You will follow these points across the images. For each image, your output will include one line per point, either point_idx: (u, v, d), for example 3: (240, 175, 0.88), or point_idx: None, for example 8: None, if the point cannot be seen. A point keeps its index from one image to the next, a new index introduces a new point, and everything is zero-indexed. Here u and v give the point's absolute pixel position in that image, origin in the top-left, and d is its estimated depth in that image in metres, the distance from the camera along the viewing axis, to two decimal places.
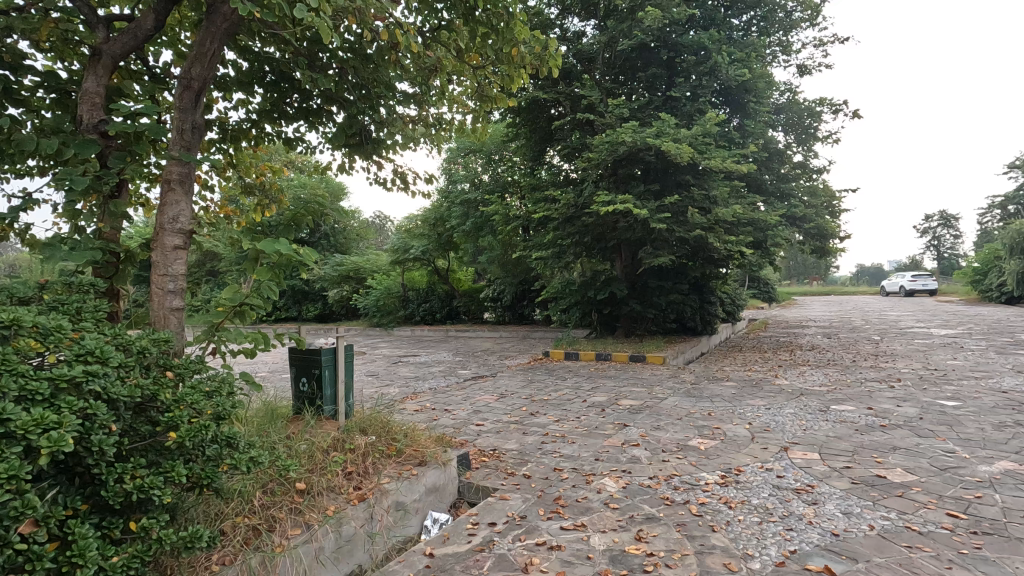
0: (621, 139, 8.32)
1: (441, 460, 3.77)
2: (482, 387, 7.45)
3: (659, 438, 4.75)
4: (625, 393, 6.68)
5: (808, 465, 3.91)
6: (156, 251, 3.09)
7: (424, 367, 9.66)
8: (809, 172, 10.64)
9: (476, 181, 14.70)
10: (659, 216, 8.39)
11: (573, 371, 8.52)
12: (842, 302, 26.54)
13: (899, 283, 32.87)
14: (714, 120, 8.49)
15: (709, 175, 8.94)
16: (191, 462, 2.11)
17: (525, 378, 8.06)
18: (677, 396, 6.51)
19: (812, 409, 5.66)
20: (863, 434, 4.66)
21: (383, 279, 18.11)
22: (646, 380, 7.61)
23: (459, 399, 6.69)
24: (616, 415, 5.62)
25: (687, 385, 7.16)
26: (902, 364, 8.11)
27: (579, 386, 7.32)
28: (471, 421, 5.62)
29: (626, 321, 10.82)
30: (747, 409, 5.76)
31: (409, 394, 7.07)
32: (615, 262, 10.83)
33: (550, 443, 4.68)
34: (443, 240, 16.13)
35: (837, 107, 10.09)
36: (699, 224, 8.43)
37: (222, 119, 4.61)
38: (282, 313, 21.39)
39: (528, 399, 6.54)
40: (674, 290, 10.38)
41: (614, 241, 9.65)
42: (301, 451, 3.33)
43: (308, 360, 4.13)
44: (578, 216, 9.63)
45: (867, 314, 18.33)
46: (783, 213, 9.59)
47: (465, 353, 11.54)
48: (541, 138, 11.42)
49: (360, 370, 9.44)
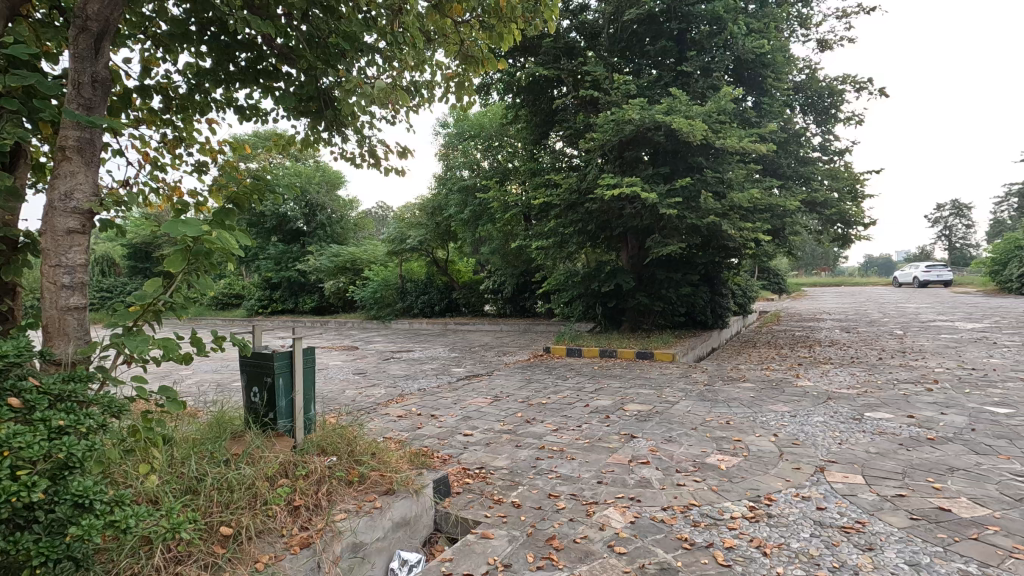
0: (627, 117, 7.65)
1: (412, 488, 3.14)
2: (475, 388, 6.85)
3: (672, 454, 4.11)
4: (632, 397, 6.06)
5: (853, 493, 3.27)
6: (45, 237, 2.45)
7: (416, 364, 9.06)
8: (830, 155, 9.90)
9: (475, 167, 14.04)
10: (669, 201, 7.71)
11: (575, 370, 7.90)
12: (856, 294, 25.70)
13: (913, 274, 31.90)
14: (729, 96, 7.79)
15: (723, 158, 8.25)
16: (27, 528, 1.54)
17: (522, 378, 7.44)
18: (690, 399, 5.88)
19: (844, 417, 5.02)
20: (910, 450, 4.02)
21: (381, 271, 17.54)
22: (655, 380, 6.98)
23: (449, 402, 6.09)
24: (622, 423, 5.00)
25: (700, 387, 6.52)
26: (935, 362, 7.44)
27: (581, 387, 6.70)
28: (459, 429, 5.02)
29: (631, 315, 10.16)
30: (770, 416, 5.13)
31: (395, 397, 6.47)
32: (620, 251, 10.16)
33: (546, 460, 4.06)
34: (442, 230, 15.50)
35: (862, 85, 9.27)
36: (713, 209, 7.74)
37: (165, 86, 3.95)
38: (278, 305, 20.90)
39: (524, 403, 5.93)
40: (684, 282, 9.70)
41: (620, 229, 8.98)
42: (236, 482, 2.73)
43: (258, 366, 3.51)
44: (581, 202, 8.99)
45: (884, 307, 17.58)
46: (802, 198, 8.89)
47: (462, 349, 10.93)
48: (543, 121, 10.73)
49: (348, 368, 8.87)
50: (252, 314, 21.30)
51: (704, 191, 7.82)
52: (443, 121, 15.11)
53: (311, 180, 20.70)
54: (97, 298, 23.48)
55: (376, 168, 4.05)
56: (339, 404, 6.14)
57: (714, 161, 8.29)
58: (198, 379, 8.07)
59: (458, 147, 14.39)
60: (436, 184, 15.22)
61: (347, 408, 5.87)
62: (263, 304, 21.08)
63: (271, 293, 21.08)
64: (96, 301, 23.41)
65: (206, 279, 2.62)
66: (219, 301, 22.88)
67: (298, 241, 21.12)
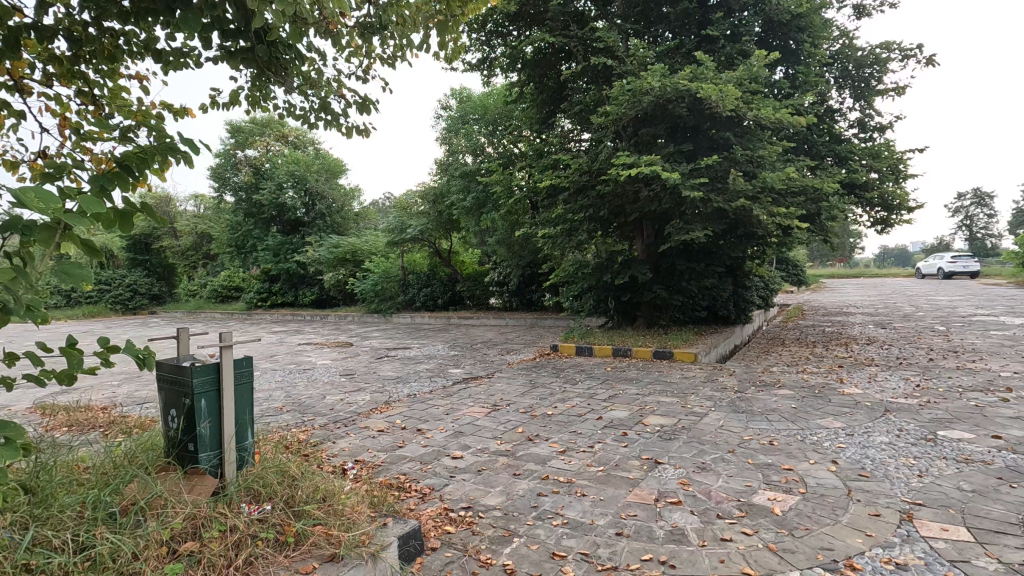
0: (646, 86, 6.76)
1: (366, 553, 2.32)
2: (472, 394, 6.03)
3: (709, 489, 3.26)
4: (651, 407, 5.22)
5: (965, 559, 2.42)
6: None
7: (411, 364, 8.28)
8: (869, 133, 8.91)
9: (479, 151, 13.16)
10: (692, 182, 6.82)
11: (585, 372, 7.07)
12: (880, 286, 24.54)
13: (938, 265, 30.67)
14: (763, 61, 6.86)
15: (755, 134, 7.34)
16: None
17: (525, 381, 6.62)
18: (721, 411, 5.01)
19: (914, 436, 4.14)
20: (1016, 487, 3.15)
21: (381, 262, 16.77)
22: (677, 386, 6.12)
23: (441, 412, 5.30)
24: (643, 443, 4.16)
25: (729, 395, 5.64)
26: (999, 365, 6.51)
27: (593, 394, 5.86)
28: (447, 449, 4.21)
29: (647, 310, 9.27)
30: (821, 434, 4.25)
31: (380, 405, 5.68)
32: (634, 240, 9.28)
33: (550, 497, 3.23)
34: (444, 219, 14.66)
35: (909, 51, 8.26)
36: (744, 190, 6.83)
37: (68, 26, 3.03)
38: (278, 298, 20.25)
39: (526, 415, 5.10)
40: (707, 274, 8.79)
41: (635, 215, 8.10)
42: (108, 558, 1.97)
43: (175, 382, 2.73)
44: (593, 184, 8.11)
45: (914, 300, 16.55)
46: (841, 178, 7.94)
47: (463, 346, 10.14)
48: (551, 98, 9.84)
49: (335, 369, 8.10)
50: (252, 307, 20.68)
51: (733, 170, 6.90)
52: (444, 102, 14.24)
53: (310, 167, 19.96)
54: (97, 290, 23.10)
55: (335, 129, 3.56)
56: (315, 415, 5.36)
57: (743, 138, 7.37)
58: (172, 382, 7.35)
59: (460, 130, 13.53)
60: (437, 170, 14.39)
61: (323, 422, 5.08)
62: (262, 297, 20.43)
63: (271, 285, 20.45)
64: (95, 294, 23.02)
65: (77, 268, 1.77)
66: (219, 294, 22.31)
67: (297, 231, 20.41)
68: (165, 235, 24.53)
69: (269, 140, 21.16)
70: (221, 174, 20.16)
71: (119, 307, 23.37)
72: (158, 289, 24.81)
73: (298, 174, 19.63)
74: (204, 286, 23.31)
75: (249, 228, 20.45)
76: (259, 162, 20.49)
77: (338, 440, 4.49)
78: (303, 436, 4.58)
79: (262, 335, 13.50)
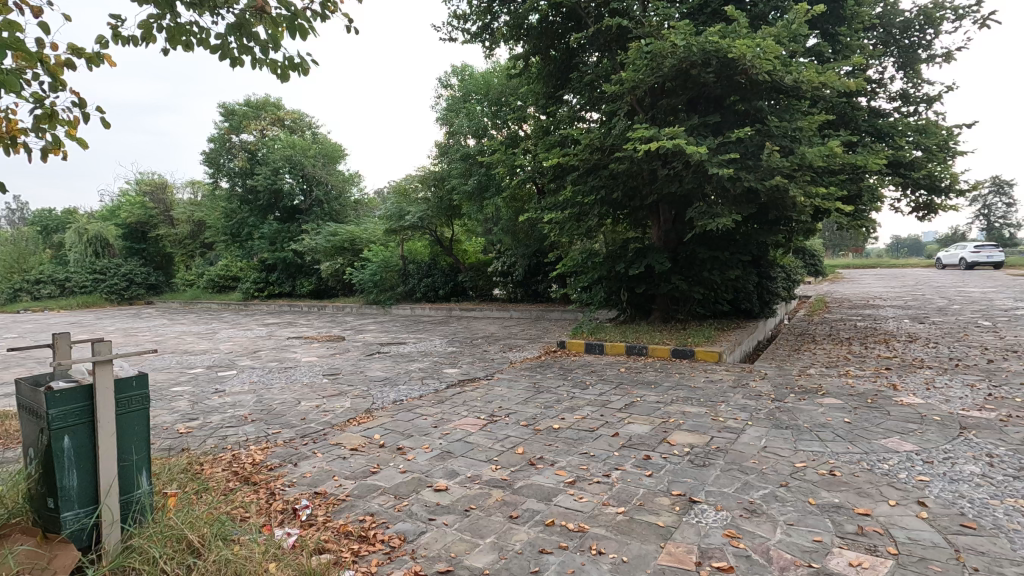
0: (667, 47, 5.94)
1: None
2: (466, 402, 5.25)
3: (766, 547, 2.46)
4: (676, 421, 4.40)
5: None
6: None
7: (403, 363, 7.51)
8: (913, 106, 7.99)
9: (481, 132, 12.29)
10: (720, 157, 5.98)
11: (597, 373, 6.28)
12: (902, 278, 23.47)
13: (960, 255, 29.52)
14: (802, 17, 5.99)
15: (792, 104, 6.46)
16: None
17: (528, 385, 5.82)
18: (761, 426, 4.19)
19: (1014, 465, 3.30)
20: None
21: (380, 252, 16.04)
22: (702, 392, 5.29)
23: (429, 424, 4.52)
24: (672, 473, 3.37)
25: (766, 405, 4.81)
26: None
27: (606, 402, 5.05)
28: (431, 476, 3.45)
29: (663, 302, 8.44)
30: (893, 462, 3.42)
31: (360, 414, 4.91)
32: (649, 226, 8.46)
33: (556, 556, 2.44)
34: (444, 205, 13.86)
35: (964, 10, 7.31)
36: (780, 168, 5.97)
37: None
38: (275, 288, 19.52)
39: (528, 430, 4.31)
40: (731, 263, 7.91)
41: (652, 197, 7.26)
42: None
43: (32, 410, 1.96)
44: (605, 163, 7.29)
45: (944, 291, 15.53)
46: (886, 155, 7.05)
47: (463, 341, 9.35)
48: (561, 69, 8.91)
49: (320, 368, 7.36)
50: (248, 297, 19.97)
51: (769, 144, 6.03)
52: (444, 81, 13.39)
53: (306, 152, 19.20)
54: (92, 280, 22.53)
55: (268, 67, 3.53)
56: (282, 427, 4.59)
57: (779, 108, 6.50)
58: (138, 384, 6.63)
59: (461, 109, 12.65)
60: (437, 153, 13.54)
61: (288, 437, 4.31)
62: (259, 287, 19.72)
63: (267, 275, 19.74)
64: (91, 283, 22.46)
65: None
66: (216, 284, 21.64)
67: (295, 219, 19.69)
68: (161, 223, 23.89)
69: (265, 124, 20.41)
70: (215, 160, 19.59)
71: (115, 298, 22.73)
72: (154, 278, 24.21)
73: (294, 158, 18.88)
74: (201, 276, 22.64)
75: (245, 215, 19.76)
76: (255, 147, 19.79)
77: (300, 463, 3.72)
78: (260, 458, 3.81)
79: (253, 327, 12.80)
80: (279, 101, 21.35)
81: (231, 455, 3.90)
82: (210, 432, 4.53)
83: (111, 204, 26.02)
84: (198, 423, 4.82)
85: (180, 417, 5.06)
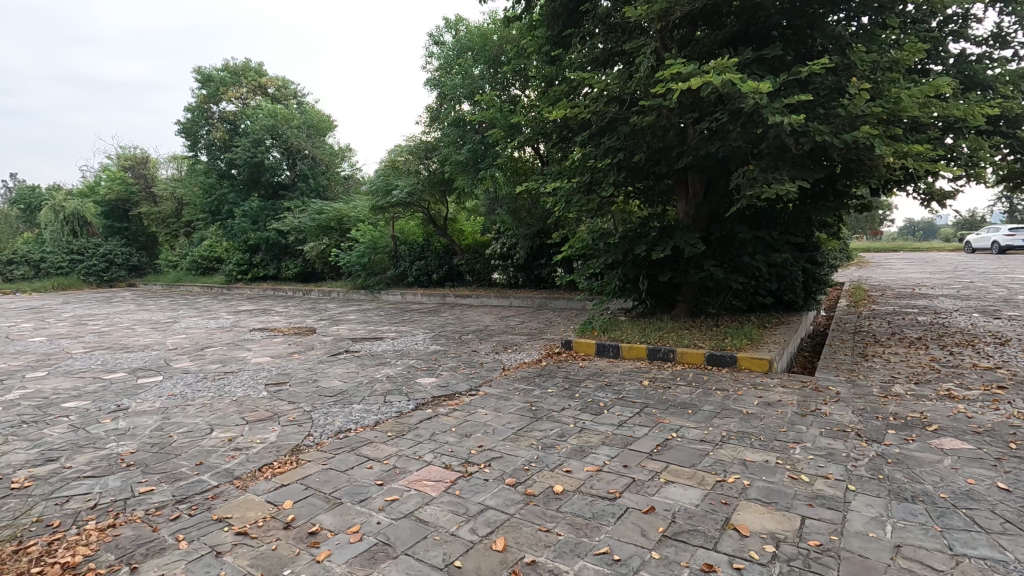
0: None
1: None
2: (436, 435, 3.80)
3: None
4: (738, 482, 2.93)
5: None
6: None
7: (370, 368, 6.04)
8: (1011, 49, 6.38)
9: (476, 93, 10.66)
10: (784, 101, 4.45)
11: (614, 388, 4.80)
12: (938, 261, 21.70)
13: (992, 238, 27.58)
14: None
15: (875, 34, 4.93)
16: None
17: (522, 407, 4.36)
18: (874, 498, 2.72)
19: None
20: None
21: (369, 231, 14.52)
22: (763, 425, 3.81)
23: (371, 480, 3.07)
24: None
25: (862, 450, 3.33)
26: None
27: (629, 441, 3.57)
28: None
29: (691, 293, 6.94)
30: None
31: (280, 457, 3.45)
32: (677, 197, 6.91)
33: None
34: (436, 178, 12.35)
35: None
36: (864, 115, 4.42)
37: None
38: (258, 271, 18.03)
39: (517, 495, 2.85)
40: (779, 245, 6.39)
41: (685, 160, 5.74)
42: None
43: None
44: (626, 115, 5.74)
45: (996, 278, 13.88)
46: (991, 104, 5.44)
47: (450, 337, 7.90)
48: (568, 8, 7.10)
49: (266, 373, 5.90)
50: (232, 280, 18.54)
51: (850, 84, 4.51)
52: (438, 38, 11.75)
53: (290, 122, 17.54)
54: (69, 261, 21.14)
55: None
56: (159, 482, 3.14)
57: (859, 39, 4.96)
58: (28, 396, 5.20)
59: (453, 68, 11.00)
60: (429, 120, 11.99)
61: (156, 502, 2.87)
62: (242, 269, 18.23)
63: (251, 256, 18.24)
64: (68, 264, 21.09)
65: None
66: (199, 265, 20.24)
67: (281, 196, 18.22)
68: (143, 200, 22.44)
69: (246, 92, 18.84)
70: (193, 131, 18.51)
71: (93, 280, 21.33)
72: (137, 260, 22.79)
73: (277, 130, 17.32)
74: (185, 256, 21.20)
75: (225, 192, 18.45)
76: (235, 117, 18.52)
77: (141, 569, 2.29)
78: (83, 554, 2.39)
79: (222, 316, 11.39)
80: (261, 67, 19.67)
81: (45, 546, 2.47)
82: (51, 490, 3.07)
83: (92, 180, 24.56)
84: (49, 470, 3.36)
85: (35, 455, 3.64)
